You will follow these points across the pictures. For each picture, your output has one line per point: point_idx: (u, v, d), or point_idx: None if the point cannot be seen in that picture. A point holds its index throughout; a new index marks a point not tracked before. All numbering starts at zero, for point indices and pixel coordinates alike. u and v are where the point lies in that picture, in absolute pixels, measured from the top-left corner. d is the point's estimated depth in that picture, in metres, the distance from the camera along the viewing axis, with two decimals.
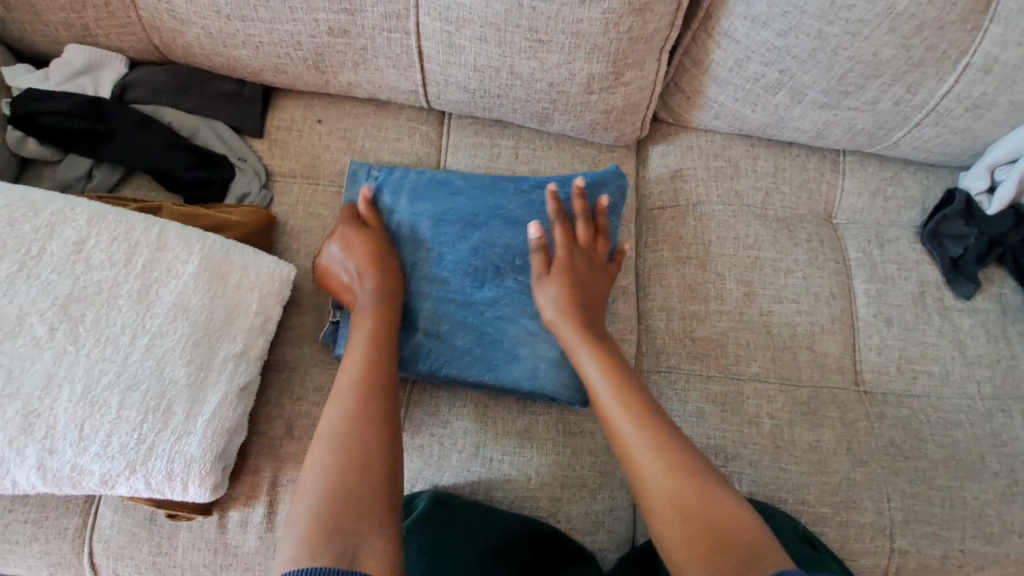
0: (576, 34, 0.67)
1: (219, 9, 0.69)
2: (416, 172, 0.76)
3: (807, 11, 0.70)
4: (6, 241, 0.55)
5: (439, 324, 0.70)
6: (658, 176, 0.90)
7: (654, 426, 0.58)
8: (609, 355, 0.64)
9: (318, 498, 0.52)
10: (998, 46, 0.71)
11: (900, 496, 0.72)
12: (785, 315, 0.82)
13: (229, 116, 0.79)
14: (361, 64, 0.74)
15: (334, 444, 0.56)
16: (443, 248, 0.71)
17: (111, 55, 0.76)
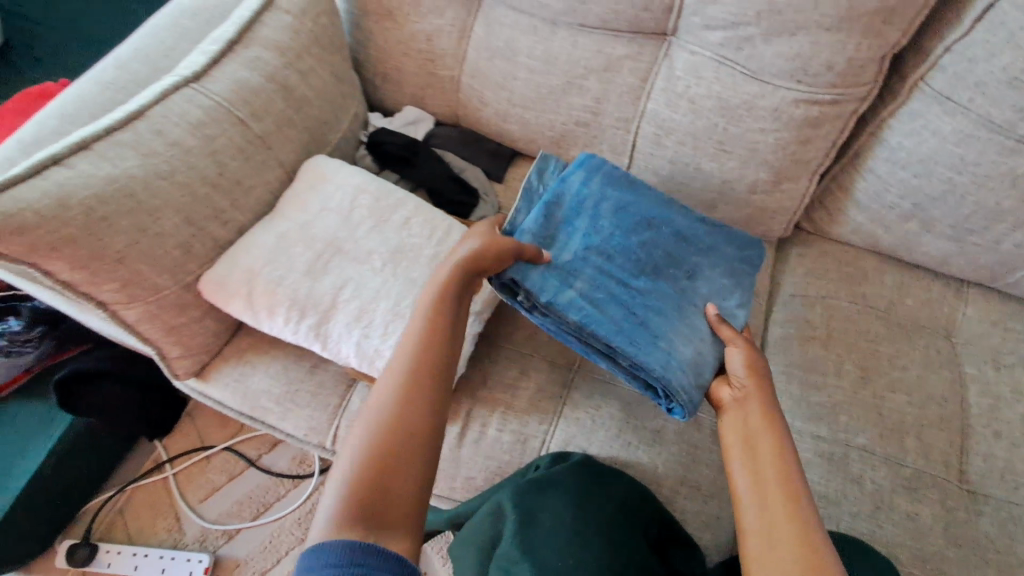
0: (753, 150, 0.93)
1: (511, 100, 1.06)
2: (613, 165, 0.94)
3: (940, 163, 0.90)
4: (373, 211, 0.92)
5: (594, 290, 0.83)
6: (793, 269, 1.10)
7: (782, 481, 0.62)
8: (761, 422, 0.70)
9: (370, 436, 0.59)
10: None
11: None
12: (896, 403, 0.95)
13: (487, 165, 1.15)
14: (588, 146, 1.06)
15: (389, 390, 0.62)
16: (619, 233, 0.88)
17: (428, 115, 1.16)
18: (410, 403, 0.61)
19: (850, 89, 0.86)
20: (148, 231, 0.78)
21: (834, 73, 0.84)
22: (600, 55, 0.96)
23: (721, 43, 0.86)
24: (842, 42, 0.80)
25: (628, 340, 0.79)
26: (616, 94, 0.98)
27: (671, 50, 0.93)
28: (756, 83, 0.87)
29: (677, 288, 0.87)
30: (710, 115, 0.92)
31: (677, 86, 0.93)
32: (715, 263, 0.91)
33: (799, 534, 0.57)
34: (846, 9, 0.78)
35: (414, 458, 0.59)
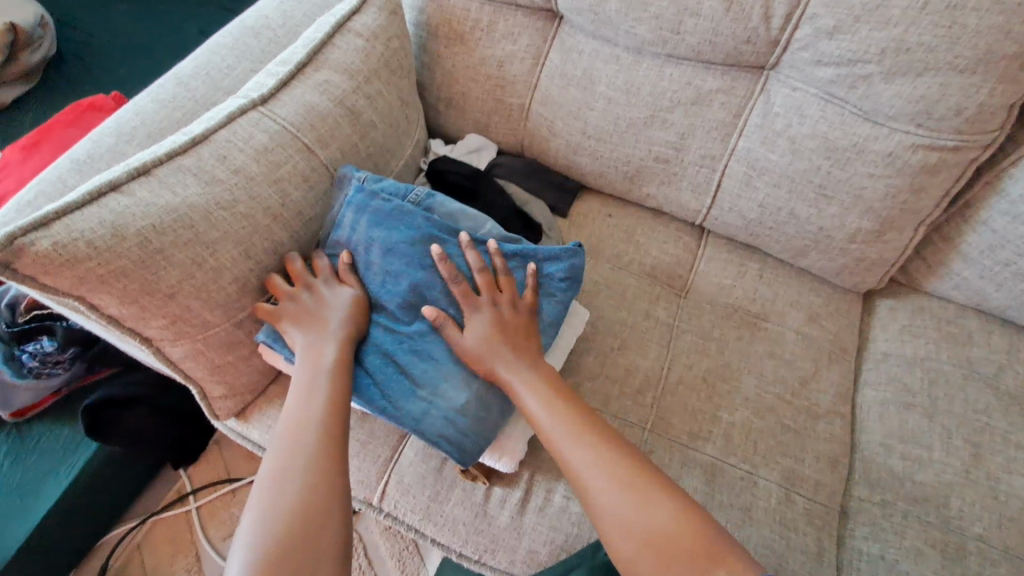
0: (857, 196, 0.85)
1: (586, 131, 0.99)
2: (382, 196, 0.80)
3: None
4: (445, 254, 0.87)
5: (371, 355, 0.78)
6: (885, 324, 1.00)
7: (616, 467, 0.65)
8: (538, 388, 0.73)
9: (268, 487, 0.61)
10: None
11: None
12: (1015, 486, 0.84)
13: (550, 198, 1.07)
14: (666, 183, 0.99)
15: (284, 442, 0.65)
16: (388, 280, 0.79)
17: (492, 143, 1.09)
18: (306, 455, 0.63)
19: (976, 135, 0.78)
20: (204, 266, 0.72)
21: (961, 118, 0.76)
22: (688, 88, 0.89)
23: (831, 80, 0.79)
24: (975, 85, 0.73)
25: (387, 405, 0.76)
26: (704, 130, 0.91)
27: (769, 85, 0.86)
28: (868, 124, 0.80)
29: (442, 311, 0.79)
30: (812, 157, 0.85)
31: (775, 123, 0.86)
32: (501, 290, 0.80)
33: (644, 518, 0.61)
34: (984, 50, 0.70)
35: (291, 504, 0.59)
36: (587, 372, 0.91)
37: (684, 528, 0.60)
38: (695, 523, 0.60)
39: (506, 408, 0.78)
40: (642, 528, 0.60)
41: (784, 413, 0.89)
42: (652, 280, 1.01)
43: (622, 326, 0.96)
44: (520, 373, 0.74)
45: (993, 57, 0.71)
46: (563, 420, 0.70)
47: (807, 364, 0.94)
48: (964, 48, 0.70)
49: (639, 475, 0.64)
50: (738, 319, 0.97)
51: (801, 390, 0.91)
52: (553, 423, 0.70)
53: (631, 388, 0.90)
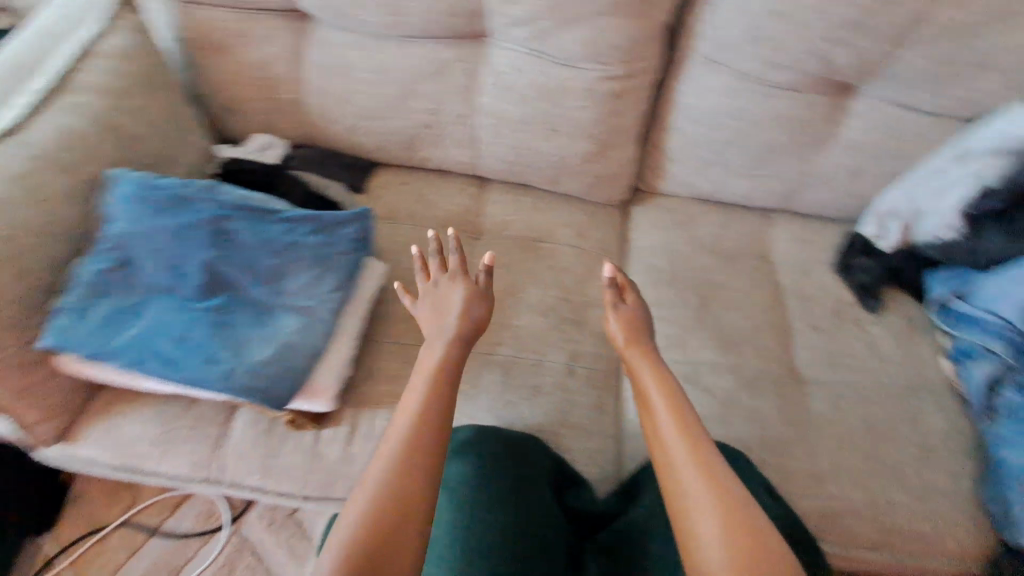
0: (575, 126, 1.07)
1: (355, 115, 1.12)
2: (153, 184, 0.88)
3: (721, 116, 1.09)
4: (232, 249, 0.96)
5: (166, 335, 0.83)
6: (638, 224, 1.25)
7: (709, 464, 0.64)
8: (685, 412, 0.70)
9: (397, 453, 0.60)
10: (857, 135, 1.07)
11: (825, 451, 0.95)
12: (732, 319, 1.10)
13: (345, 178, 1.18)
14: (436, 145, 1.15)
15: (410, 417, 0.64)
16: (172, 267, 0.86)
17: (280, 138, 1.18)
18: (437, 434, 0.63)
19: (637, 65, 1.01)
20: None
21: (620, 53, 0.98)
22: (426, 61, 1.05)
23: (525, 38, 0.99)
24: (619, 24, 0.95)
25: (189, 374, 0.83)
26: (448, 94, 1.08)
27: (487, 49, 1.04)
28: (563, 67, 1.01)
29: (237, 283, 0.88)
30: (533, 102, 1.05)
31: (499, 80, 1.05)
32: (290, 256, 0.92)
33: (722, 502, 0.60)
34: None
35: (420, 478, 0.59)
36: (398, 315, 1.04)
37: (768, 538, 0.57)
38: (768, 527, 0.58)
39: (310, 354, 0.88)
40: (725, 516, 0.58)
41: (564, 308, 1.08)
42: (447, 230, 1.17)
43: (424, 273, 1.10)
44: (654, 399, 0.73)
45: (625, 2, 0.93)
46: (680, 430, 0.68)
47: (579, 268, 1.15)
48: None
49: (720, 477, 0.62)
50: (520, 245, 1.16)
51: (577, 289, 1.12)
52: (676, 432, 0.67)
53: None
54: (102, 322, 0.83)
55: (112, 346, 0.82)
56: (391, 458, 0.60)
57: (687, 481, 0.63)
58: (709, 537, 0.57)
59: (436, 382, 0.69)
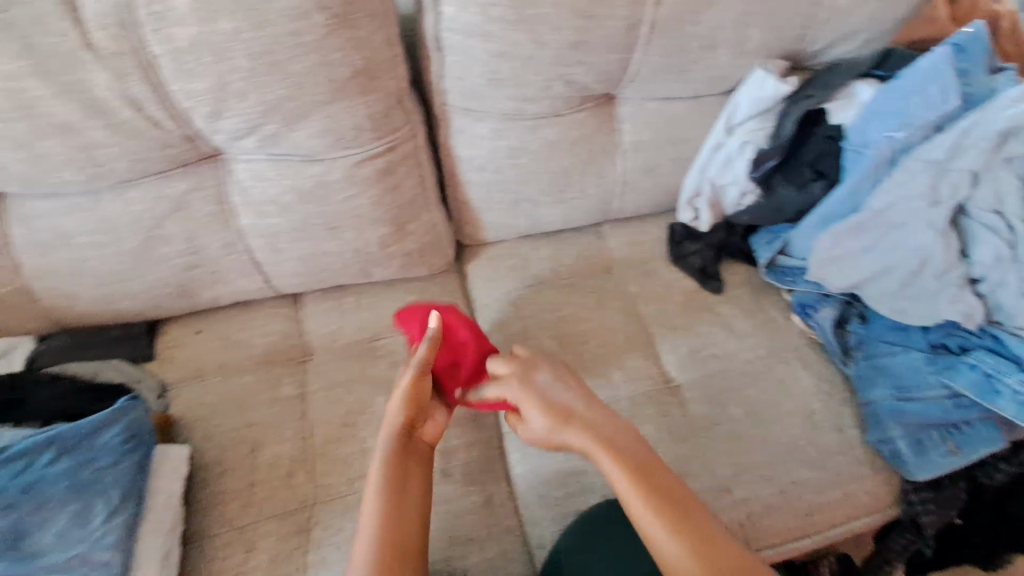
0: (359, 218, 0.98)
1: (104, 282, 0.94)
2: None
3: (503, 158, 1.02)
4: None
5: None
6: (477, 284, 1.18)
7: (659, 491, 0.65)
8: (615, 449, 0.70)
9: (380, 515, 0.68)
10: (635, 137, 1.07)
11: (717, 457, 0.94)
12: (590, 351, 1.07)
13: (127, 351, 1.01)
14: (219, 281, 0.99)
15: (378, 478, 0.72)
16: None
17: (24, 337, 0.97)
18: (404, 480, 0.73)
19: (393, 134, 0.92)
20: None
21: (367, 131, 0.89)
22: (162, 201, 0.91)
23: (255, 147, 0.87)
24: (346, 106, 0.85)
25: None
26: (204, 228, 0.94)
27: (228, 167, 0.92)
28: (314, 164, 0.91)
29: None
30: (299, 207, 0.94)
31: (254, 195, 0.93)
32: (37, 500, 0.69)
33: (676, 532, 0.61)
34: (324, 83, 0.81)
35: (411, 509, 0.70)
36: (231, 493, 0.89)
37: (729, 552, 0.59)
38: (740, 553, 0.60)
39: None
40: (681, 546, 0.60)
41: None
42: (270, 365, 1.04)
43: (251, 427, 0.96)
44: (582, 442, 0.72)
45: (360, 90, 0.85)
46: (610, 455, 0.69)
47: None
48: (336, 91, 0.83)
49: (671, 498, 0.64)
50: (357, 353, 1.05)
51: None
52: (625, 473, 0.67)
53: (281, 479, 0.91)
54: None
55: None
56: (376, 531, 0.66)
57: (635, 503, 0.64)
58: (675, 557, 0.59)
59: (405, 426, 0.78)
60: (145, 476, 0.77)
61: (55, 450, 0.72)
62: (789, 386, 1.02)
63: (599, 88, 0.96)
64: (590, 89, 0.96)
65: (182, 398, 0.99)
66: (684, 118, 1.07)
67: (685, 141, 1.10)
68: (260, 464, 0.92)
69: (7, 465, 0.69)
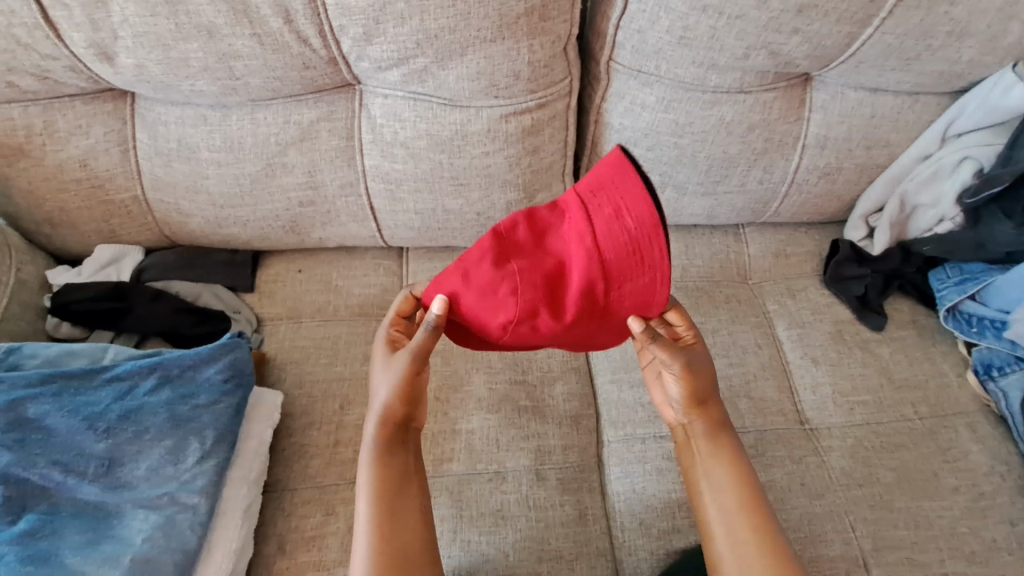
0: (488, 176, 0.86)
1: (215, 202, 0.88)
2: None
3: (662, 131, 0.88)
4: None
5: None
6: None
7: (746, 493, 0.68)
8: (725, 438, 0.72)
9: (376, 523, 0.62)
10: (822, 129, 0.90)
11: (863, 523, 0.78)
12: (718, 369, 0.91)
13: (225, 278, 0.96)
14: (328, 223, 0.92)
15: (367, 479, 0.65)
16: None
17: (131, 247, 0.94)
18: (400, 474, 0.66)
19: (549, 89, 0.82)
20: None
21: (523, 80, 0.79)
22: (289, 126, 0.83)
23: (402, 81, 0.79)
24: (512, 48, 0.75)
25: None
26: (326, 161, 0.86)
27: (365, 99, 0.83)
28: (458, 110, 0.81)
29: (53, 486, 0.60)
30: (430, 156, 0.84)
31: (385, 134, 0.84)
32: (135, 428, 0.65)
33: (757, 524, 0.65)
34: (496, 19, 0.72)
35: (410, 511, 0.65)
36: (314, 448, 0.83)
37: None
38: None
39: (182, 552, 0.62)
40: (756, 539, 0.64)
41: (522, 396, 0.88)
42: (364, 319, 0.96)
43: (340, 383, 0.89)
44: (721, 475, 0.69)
45: (531, 33, 0.75)
46: (718, 442, 0.71)
47: None
48: (509, 32, 0.74)
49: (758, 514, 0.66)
50: None
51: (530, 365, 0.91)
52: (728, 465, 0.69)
53: None
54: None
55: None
56: (373, 525, 0.62)
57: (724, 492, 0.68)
58: None
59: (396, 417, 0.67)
60: (239, 422, 0.71)
61: (158, 377, 0.68)
62: (959, 457, 0.84)
63: (803, 64, 0.83)
64: (795, 64, 0.82)
65: (274, 337, 0.94)
66: (888, 114, 0.90)
67: (874, 144, 0.92)
68: (343, 424, 0.85)
69: (113, 385, 0.66)
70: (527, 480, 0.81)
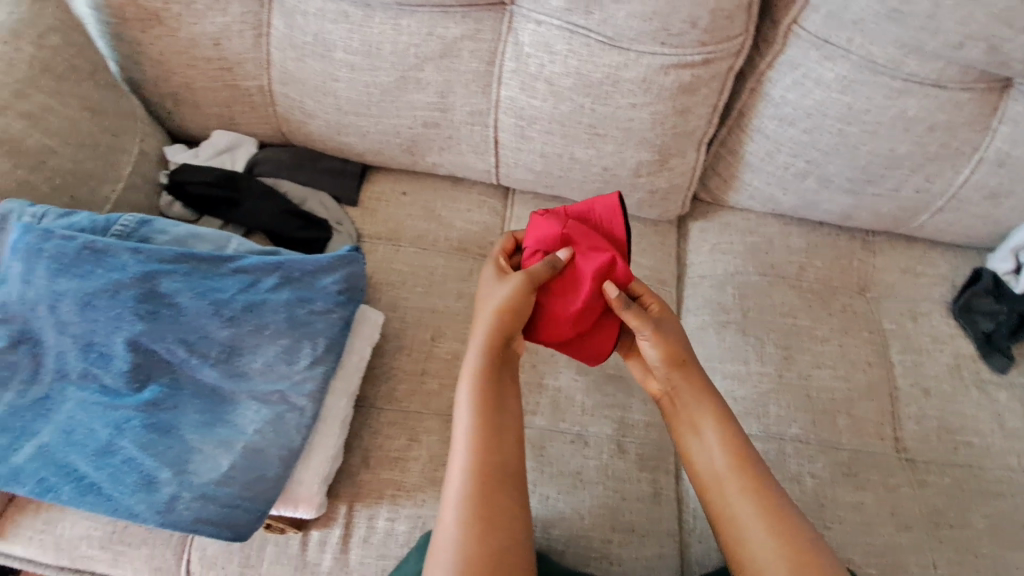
0: (629, 130, 0.80)
1: (340, 106, 0.85)
2: (34, 350, 0.60)
3: (828, 114, 0.80)
4: None
5: (92, 431, 0.58)
6: (698, 249, 1.01)
7: (760, 486, 0.63)
8: (724, 421, 0.68)
9: (470, 458, 0.60)
10: (1009, 144, 0.80)
11: (948, 565, 0.75)
12: (822, 379, 0.87)
13: (331, 187, 0.94)
14: (446, 149, 0.88)
15: (467, 416, 0.63)
16: (86, 348, 0.60)
17: (248, 137, 0.93)
18: (496, 415, 0.63)
19: (721, 44, 0.74)
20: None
21: (698, 30, 0.71)
22: (431, 39, 0.78)
23: (565, 8, 0.72)
24: None
25: (108, 506, 0.57)
26: (461, 84, 0.81)
27: (514, 22, 0.77)
28: (616, 51, 0.74)
29: (178, 362, 0.62)
30: (573, 97, 0.78)
31: (530, 66, 0.78)
32: (255, 322, 0.65)
33: (773, 515, 0.60)
34: None
35: (505, 452, 0.62)
36: (403, 372, 0.83)
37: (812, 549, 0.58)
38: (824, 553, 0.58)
39: (288, 449, 0.63)
40: (751, 499, 0.62)
41: (611, 363, 0.86)
42: (461, 255, 0.94)
43: (433, 315, 0.88)
44: (706, 422, 0.68)
45: None
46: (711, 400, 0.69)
47: None
48: None
49: (743, 453, 0.65)
50: None
51: None
52: (729, 470, 0.64)
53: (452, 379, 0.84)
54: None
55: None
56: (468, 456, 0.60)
57: (734, 485, 0.63)
58: (757, 540, 0.59)
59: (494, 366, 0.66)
60: (346, 334, 0.71)
61: (280, 277, 0.67)
62: None
63: (1018, 67, 0.72)
64: (1010, 65, 0.72)
65: (373, 256, 0.93)
66: None
67: None
68: (431, 357, 0.85)
69: (239, 276, 0.66)
70: (609, 449, 0.80)
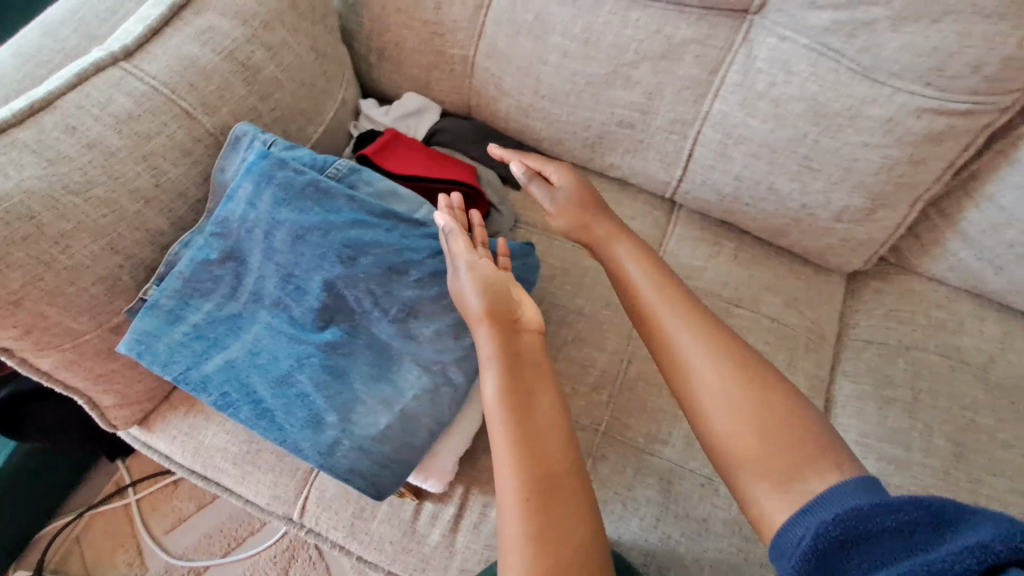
0: (849, 170, 0.73)
1: (538, 90, 0.84)
2: (238, 269, 0.62)
3: None
4: None
5: (275, 358, 0.60)
6: (868, 311, 0.91)
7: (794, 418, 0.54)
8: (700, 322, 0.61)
9: (514, 468, 0.50)
10: None
11: None
12: (1000, 491, 0.76)
13: (502, 168, 0.93)
14: (631, 151, 0.85)
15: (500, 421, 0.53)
16: (284, 278, 0.62)
17: (434, 105, 0.94)
18: (529, 408, 0.53)
19: (995, 95, 0.65)
20: (41, 269, 0.57)
21: (978, 76, 0.63)
22: (657, 38, 0.74)
23: (825, 28, 0.66)
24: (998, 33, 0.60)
25: (278, 434, 0.58)
26: (674, 89, 0.77)
27: (752, 34, 0.72)
28: (868, 83, 0.67)
29: (361, 311, 0.63)
30: (798, 124, 0.72)
31: (757, 83, 0.72)
32: (437, 290, 0.64)
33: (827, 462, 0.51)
34: None
35: (552, 455, 0.52)
36: None
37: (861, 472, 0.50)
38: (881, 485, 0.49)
39: (436, 422, 0.62)
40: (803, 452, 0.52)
41: None
42: None
43: (577, 316, 0.85)
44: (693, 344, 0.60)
45: None
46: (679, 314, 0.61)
47: (780, 355, 0.85)
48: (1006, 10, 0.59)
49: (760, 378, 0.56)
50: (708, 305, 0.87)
51: None
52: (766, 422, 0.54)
53: (585, 387, 0.80)
54: (187, 334, 0.61)
55: (191, 374, 0.59)
56: (511, 470, 0.50)
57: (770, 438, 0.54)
58: None
59: (513, 348, 0.56)
60: None
61: None
62: None
63: None
64: None
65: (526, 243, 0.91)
66: None
67: None
68: (569, 359, 0.82)
69: (431, 240, 0.66)
70: None
